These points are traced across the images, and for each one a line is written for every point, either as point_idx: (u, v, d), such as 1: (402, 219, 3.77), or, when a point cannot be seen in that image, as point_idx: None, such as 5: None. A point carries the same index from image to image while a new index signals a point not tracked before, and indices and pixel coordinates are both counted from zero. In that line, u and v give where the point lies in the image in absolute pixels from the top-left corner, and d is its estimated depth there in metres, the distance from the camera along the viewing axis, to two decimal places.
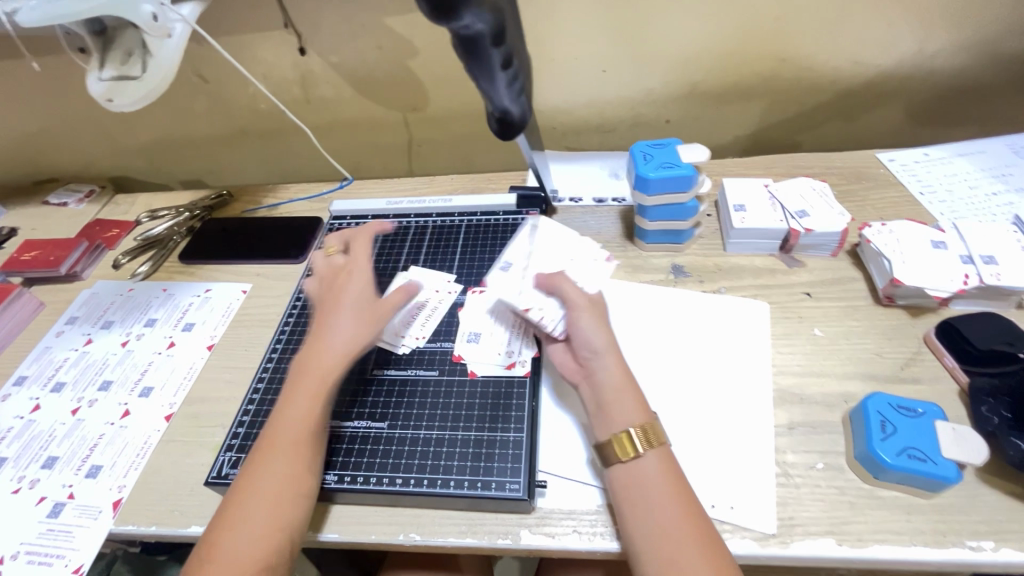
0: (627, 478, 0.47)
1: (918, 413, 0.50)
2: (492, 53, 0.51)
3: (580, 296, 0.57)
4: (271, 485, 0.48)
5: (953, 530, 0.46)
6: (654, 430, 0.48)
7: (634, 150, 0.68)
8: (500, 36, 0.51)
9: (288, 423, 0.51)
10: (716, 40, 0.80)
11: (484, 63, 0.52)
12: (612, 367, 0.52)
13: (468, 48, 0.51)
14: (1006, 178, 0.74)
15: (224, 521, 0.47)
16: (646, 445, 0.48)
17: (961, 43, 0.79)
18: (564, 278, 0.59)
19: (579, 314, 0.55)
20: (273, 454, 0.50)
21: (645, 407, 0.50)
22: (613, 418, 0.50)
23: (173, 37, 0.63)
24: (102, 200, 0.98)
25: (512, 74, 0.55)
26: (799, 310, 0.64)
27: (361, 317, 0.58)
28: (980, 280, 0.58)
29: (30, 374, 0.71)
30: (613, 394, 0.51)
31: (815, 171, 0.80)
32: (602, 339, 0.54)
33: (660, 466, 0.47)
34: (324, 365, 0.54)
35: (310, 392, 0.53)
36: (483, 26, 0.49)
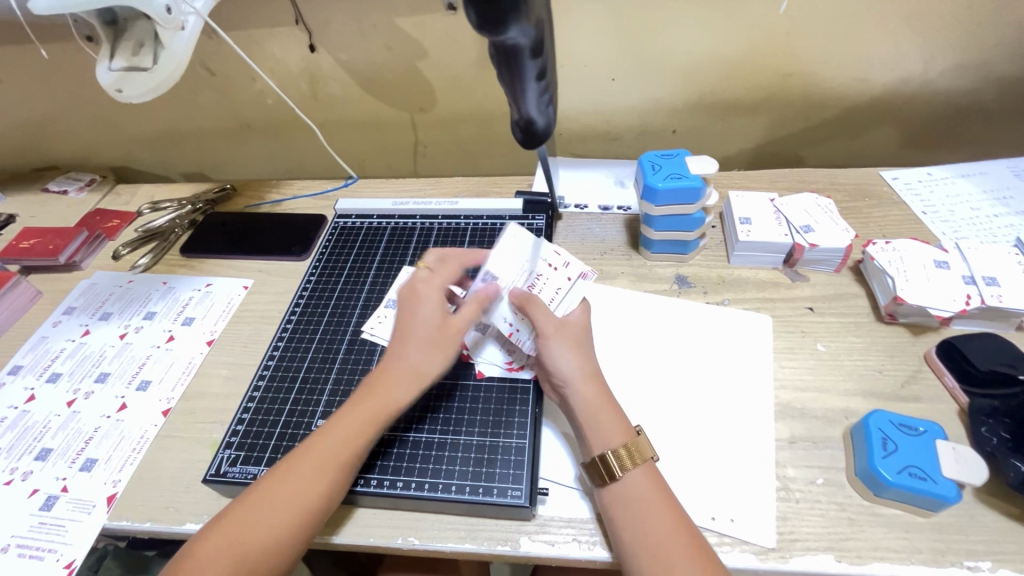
0: (616, 495, 0.47)
1: (919, 432, 0.50)
2: (528, 65, 0.50)
3: (551, 323, 0.55)
4: (297, 497, 0.47)
5: (951, 549, 0.47)
6: (638, 451, 0.48)
7: (643, 159, 0.68)
8: (538, 49, 0.50)
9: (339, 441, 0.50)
10: (725, 53, 0.80)
11: (519, 74, 0.51)
12: (588, 394, 0.52)
13: (505, 57, 0.50)
14: (1007, 201, 0.74)
15: (252, 504, 0.47)
16: (627, 467, 0.48)
17: (966, 66, 0.80)
18: (536, 301, 0.57)
19: (550, 343, 0.54)
20: (303, 467, 0.48)
21: (627, 428, 0.50)
22: (594, 438, 0.50)
23: (185, 30, 0.62)
24: (103, 190, 0.97)
25: (543, 85, 0.54)
26: (802, 324, 0.64)
27: (449, 345, 0.55)
28: (982, 301, 0.59)
29: (25, 364, 0.70)
30: (585, 420, 0.51)
31: (820, 187, 0.80)
32: (572, 367, 0.53)
33: (647, 481, 0.47)
34: (392, 395, 0.52)
35: (365, 420, 0.51)
36: (525, 40, 0.48)
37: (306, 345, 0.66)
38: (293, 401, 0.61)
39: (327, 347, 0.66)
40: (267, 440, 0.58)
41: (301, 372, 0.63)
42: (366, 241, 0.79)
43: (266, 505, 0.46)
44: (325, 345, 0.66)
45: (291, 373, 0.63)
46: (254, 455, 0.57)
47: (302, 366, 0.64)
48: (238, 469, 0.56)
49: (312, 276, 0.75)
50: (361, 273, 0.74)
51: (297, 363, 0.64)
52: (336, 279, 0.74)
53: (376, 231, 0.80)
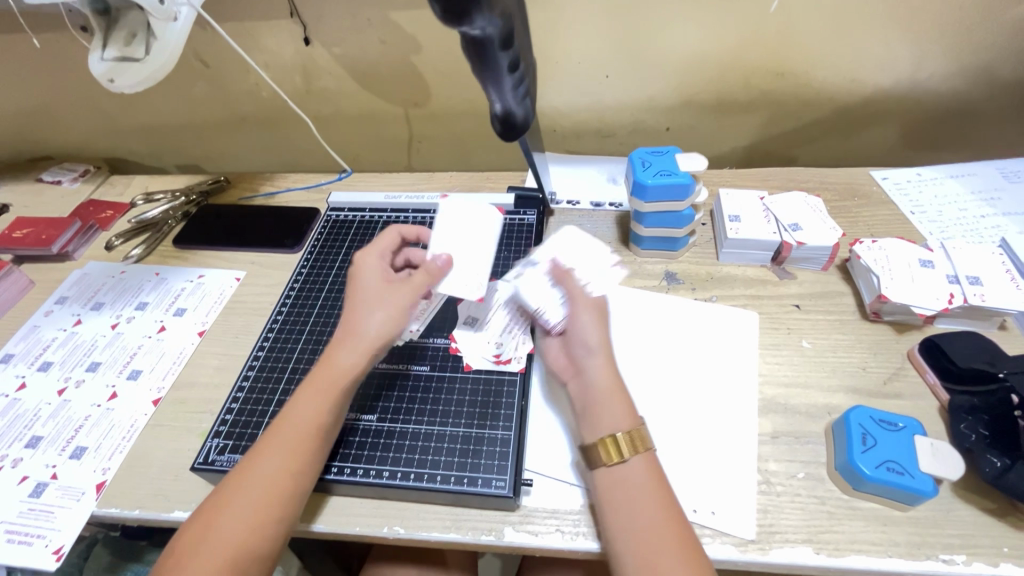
0: (613, 481, 0.48)
1: (898, 427, 0.51)
2: (500, 57, 0.52)
3: (585, 294, 0.55)
4: (270, 478, 0.47)
5: (927, 542, 0.47)
6: (641, 439, 0.48)
7: (633, 156, 0.69)
8: (509, 41, 0.52)
9: (305, 415, 0.51)
10: (718, 52, 0.81)
11: (492, 66, 0.53)
12: (604, 371, 0.52)
13: (477, 52, 0.51)
14: (995, 202, 0.75)
15: (226, 497, 0.47)
16: (629, 452, 0.48)
17: (956, 68, 0.81)
18: (571, 274, 0.57)
19: (579, 313, 0.54)
20: (275, 447, 0.49)
21: (634, 413, 0.50)
22: (600, 421, 0.50)
23: (178, 21, 0.62)
24: (96, 180, 0.97)
25: (518, 77, 0.56)
26: (788, 321, 0.65)
27: (395, 304, 0.54)
28: (965, 300, 0.59)
29: (17, 353, 0.71)
30: (601, 398, 0.51)
31: (810, 186, 0.81)
32: (598, 338, 0.53)
33: (646, 469, 0.47)
34: (346, 363, 0.53)
35: (324, 392, 0.52)
36: (493, 31, 0.49)
37: (296, 336, 0.67)
38: (282, 391, 0.61)
39: (317, 338, 0.66)
40: (256, 429, 0.58)
41: (291, 363, 0.64)
42: (358, 234, 0.79)
43: (241, 491, 0.47)
44: (315, 337, 0.66)
45: (281, 364, 0.64)
46: (242, 444, 0.57)
47: (292, 357, 0.65)
48: (226, 458, 0.56)
49: (303, 268, 0.75)
50: (352, 266, 0.74)
51: (287, 354, 0.65)
52: (328, 271, 0.74)
53: (369, 224, 0.80)
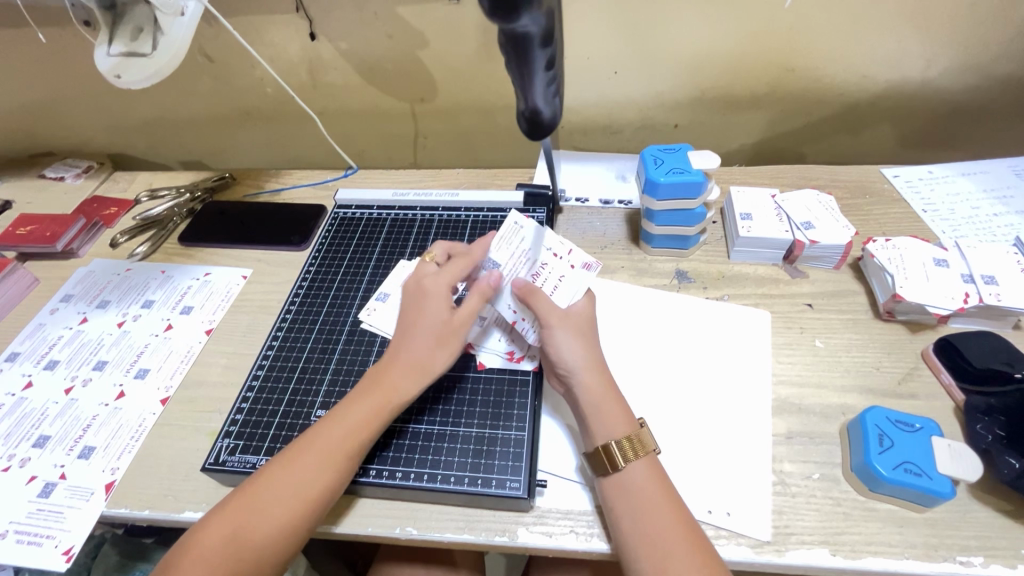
0: (619, 487, 0.47)
1: (915, 428, 0.51)
2: (539, 55, 0.48)
3: (554, 312, 0.55)
4: (306, 486, 0.47)
5: (944, 544, 0.47)
6: (640, 443, 0.49)
7: (645, 154, 0.68)
8: (550, 38, 0.48)
9: (348, 429, 0.50)
10: (728, 48, 0.80)
11: (528, 63, 0.48)
12: (589, 383, 0.52)
13: (515, 45, 0.47)
14: (1007, 200, 0.75)
15: (251, 496, 0.47)
16: (629, 458, 0.48)
17: (969, 64, 0.80)
18: (540, 291, 0.56)
19: (553, 331, 0.54)
20: (313, 455, 0.49)
21: (629, 419, 0.51)
22: (596, 429, 0.50)
23: (185, 16, 0.61)
24: (100, 177, 0.96)
25: (551, 75, 0.51)
26: (801, 320, 0.64)
27: (455, 340, 0.55)
28: (980, 300, 0.59)
29: (23, 351, 0.70)
30: (591, 409, 0.51)
31: (820, 184, 0.80)
32: (577, 357, 0.53)
33: (648, 473, 0.48)
34: (396, 382, 0.53)
35: (374, 408, 0.51)
36: (535, 28, 0.46)
37: (306, 335, 0.66)
38: (292, 391, 0.61)
39: (327, 337, 0.66)
40: (266, 429, 0.58)
41: (301, 362, 0.63)
42: (365, 232, 0.78)
43: (269, 494, 0.47)
44: (324, 336, 0.66)
45: (291, 363, 0.63)
46: (253, 445, 0.57)
47: (302, 356, 0.64)
48: (236, 459, 0.56)
49: (311, 266, 0.74)
50: (360, 264, 0.74)
51: (297, 353, 0.64)
52: (336, 270, 0.73)
53: (376, 222, 0.80)
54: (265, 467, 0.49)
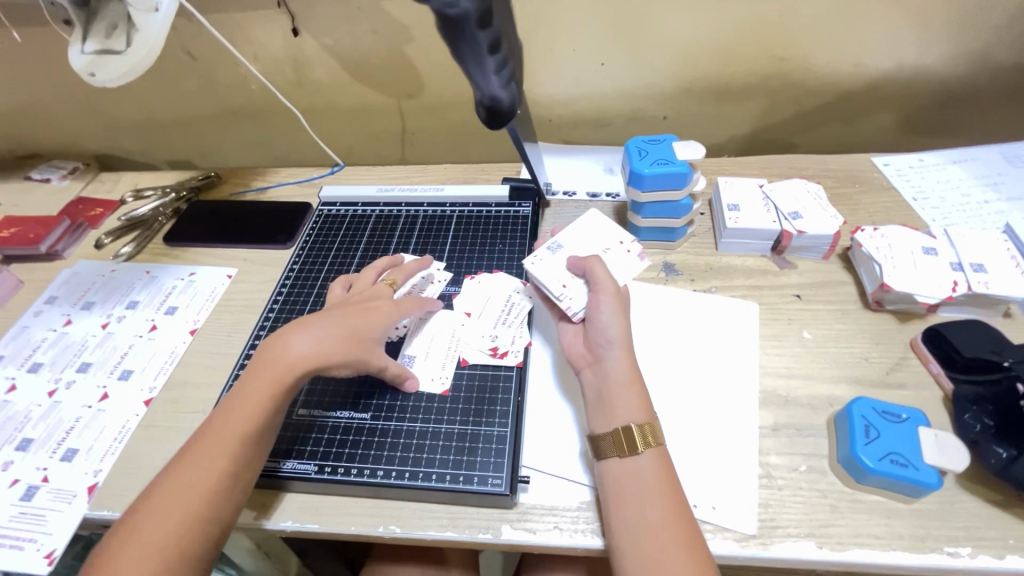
0: (623, 475, 0.47)
1: (902, 419, 0.50)
2: (478, 34, 0.51)
3: (610, 281, 0.56)
4: (200, 477, 0.47)
5: (931, 535, 0.47)
6: (653, 432, 0.48)
7: (630, 145, 0.67)
8: (489, 22, 0.51)
9: (236, 416, 0.49)
10: (715, 37, 0.79)
11: (470, 45, 0.51)
12: (623, 360, 0.52)
13: (456, 34, 0.51)
14: (999, 187, 0.74)
15: (150, 504, 0.46)
16: (641, 446, 0.47)
17: (959, 51, 0.79)
18: (598, 260, 0.57)
19: (602, 299, 0.54)
20: (209, 445, 0.48)
21: (648, 406, 0.50)
22: (617, 408, 0.50)
23: (160, 12, 0.59)
24: (85, 178, 0.95)
25: (501, 60, 0.54)
26: (788, 312, 0.64)
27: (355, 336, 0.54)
28: (969, 288, 0.58)
29: (6, 354, 0.70)
30: (617, 388, 0.50)
31: (810, 173, 0.79)
32: (618, 331, 0.53)
33: (656, 464, 0.47)
34: (282, 356, 0.52)
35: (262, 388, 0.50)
36: (468, 5, 0.48)
37: None
38: None
39: None
40: None
41: None
42: (350, 229, 0.78)
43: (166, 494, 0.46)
44: None
45: None
46: None
47: None
48: None
49: (296, 264, 0.74)
50: (344, 261, 0.73)
51: None
52: (320, 267, 0.73)
53: (361, 218, 0.79)
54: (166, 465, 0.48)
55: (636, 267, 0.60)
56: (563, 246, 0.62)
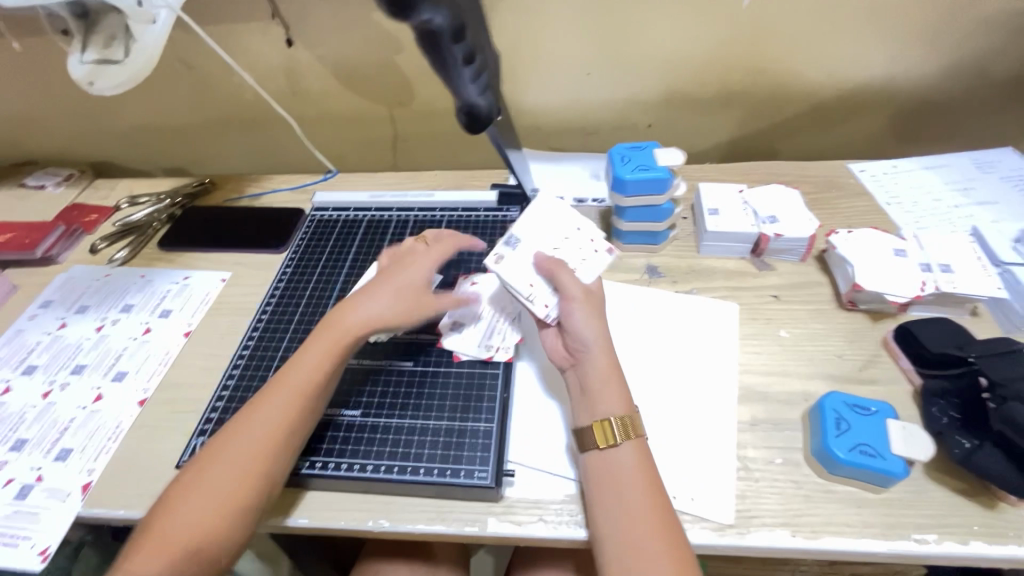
0: (605, 464, 0.49)
1: (871, 411, 0.52)
2: (453, 48, 0.52)
3: (578, 286, 0.56)
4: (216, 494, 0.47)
5: (900, 523, 0.48)
6: (633, 424, 0.50)
7: (613, 151, 0.70)
8: (462, 34, 0.52)
9: (261, 423, 0.51)
10: (696, 48, 0.82)
11: (445, 58, 0.53)
12: (600, 360, 0.53)
13: (430, 44, 0.52)
14: (968, 192, 0.77)
15: (170, 507, 0.47)
16: (622, 437, 0.49)
17: (929, 62, 0.82)
18: (564, 267, 0.57)
19: (574, 305, 0.55)
20: (225, 464, 0.49)
21: (628, 399, 0.52)
22: (597, 404, 0.51)
23: (156, 24, 0.61)
24: (81, 184, 0.97)
25: (475, 69, 0.55)
26: (766, 312, 0.66)
27: (409, 308, 0.57)
28: (936, 287, 0.61)
29: (1, 357, 0.71)
30: (596, 385, 0.52)
31: (789, 179, 0.82)
32: (593, 334, 0.54)
33: (636, 455, 0.49)
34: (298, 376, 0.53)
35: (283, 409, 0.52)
36: (442, 21, 0.50)
37: (281, 335, 0.67)
38: None
39: (302, 335, 0.67)
40: None
41: (276, 361, 0.64)
42: (342, 233, 0.79)
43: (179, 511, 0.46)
44: (300, 333, 0.67)
45: (266, 362, 0.64)
46: None
47: (277, 355, 0.65)
48: None
49: (288, 267, 0.75)
50: (336, 264, 0.75)
51: (272, 352, 0.65)
52: (313, 271, 0.74)
53: (353, 223, 0.81)
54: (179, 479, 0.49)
55: (603, 262, 0.60)
56: (522, 241, 0.60)
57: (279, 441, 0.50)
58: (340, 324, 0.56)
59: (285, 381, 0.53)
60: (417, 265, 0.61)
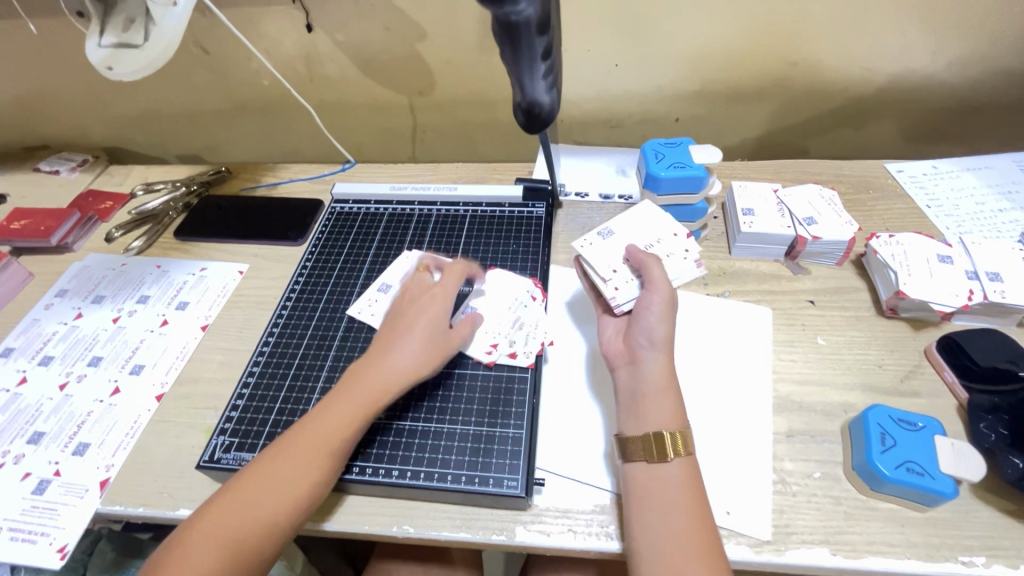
0: (650, 478, 0.47)
1: (917, 427, 0.50)
2: (535, 44, 0.49)
3: (665, 283, 0.55)
4: (236, 524, 0.45)
5: (946, 544, 0.47)
6: (684, 441, 0.48)
7: (646, 148, 0.67)
8: (546, 26, 0.49)
9: (291, 465, 0.48)
10: (731, 41, 0.79)
11: (524, 53, 0.50)
12: (662, 365, 0.51)
13: (510, 37, 0.49)
14: (1012, 196, 0.73)
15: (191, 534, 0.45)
16: (675, 454, 0.47)
17: (975, 59, 0.79)
18: (655, 261, 0.57)
19: (653, 298, 0.54)
20: (248, 496, 0.46)
21: (681, 415, 0.49)
22: (646, 416, 0.49)
23: (177, 6, 0.59)
24: (95, 170, 0.95)
25: (549, 65, 0.53)
26: (802, 317, 0.64)
27: (438, 354, 0.55)
28: (985, 297, 0.58)
29: (16, 347, 0.69)
30: (649, 393, 0.50)
31: (823, 179, 0.79)
32: (663, 333, 0.53)
33: (682, 475, 0.47)
34: (326, 422, 0.50)
35: (311, 455, 0.48)
36: (531, 14, 0.47)
37: (302, 331, 0.65)
38: (287, 389, 0.60)
39: (323, 333, 0.65)
40: (262, 426, 0.57)
41: (297, 358, 0.63)
42: (363, 226, 0.77)
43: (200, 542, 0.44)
44: (321, 331, 0.65)
45: (287, 359, 0.63)
46: (248, 442, 0.56)
47: (298, 352, 0.63)
48: (232, 456, 0.55)
49: (308, 262, 0.74)
50: (357, 259, 0.73)
51: (292, 350, 0.64)
52: (333, 265, 0.73)
53: (374, 216, 0.79)
54: (212, 499, 0.47)
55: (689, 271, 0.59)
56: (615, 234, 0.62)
57: (305, 494, 0.47)
58: (368, 377, 0.53)
59: (312, 434, 0.50)
60: (429, 307, 0.58)
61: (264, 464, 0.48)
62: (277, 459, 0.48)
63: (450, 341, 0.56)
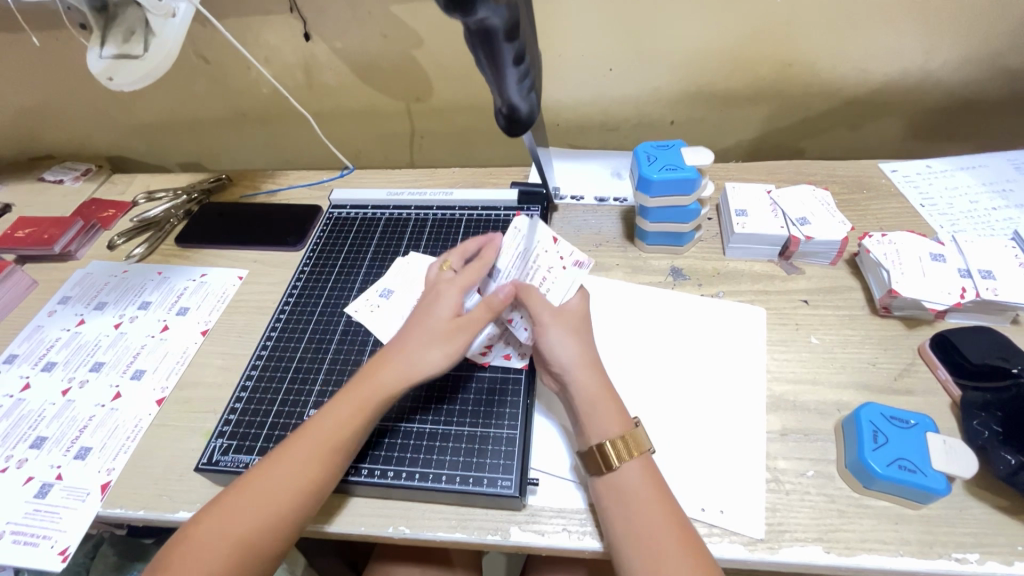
0: (610, 486, 0.47)
1: (910, 424, 0.50)
2: (505, 49, 0.50)
3: (545, 310, 0.55)
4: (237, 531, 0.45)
5: (940, 541, 0.47)
6: (634, 440, 0.49)
7: (638, 150, 0.68)
8: (516, 32, 0.50)
9: (293, 471, 0.48)
10: (724, 44, 0.80)
11: (495, 58, 0.51)
12: (585, 383, 0.52)
13: (481, 43, 0.49)
14: (1006, 194, 0.74)
15: (183, 547, 0.45)
16: (624, 458, 0.48)
17: (968, 58, 0.79)
18: (534, 291, 0.56)
19: (549, 329, 0.54)
20: (245, 506, 0.46)
21: (623, 418, 0.50)
22: (590, 429, 0.50)
23: (176, 16, 0.61)
24: (99, 179, 0.97)
25: (524, 69, 0.53)
26: (796, 317, 0.64)
27: (458, 342, 0.54)
28: (977, 295, 0.58)
29: (20, 353, 0.70)
30: (585, 407, 0.51)
31: (817, 179, 0.80)
32: (571, 355, 0.53)
33: (642, 473, 0.47)
34: (326, 424, 0.51)
35: (312, 458, 0.49)
36: (498, 21, 0.47)
37: (300, 334, 0.66)
38: (285, 392, 0.61)
39: (320, 337, 0.66)
40: (260, 429, 0.58)
41: (295, 362, 0.64)
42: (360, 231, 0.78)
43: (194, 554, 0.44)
44: (318, 335, 0.66)
45: (285, 362, 0.64)
46: (246, 444, 0.57)
47: (296, 355, 0.64)
48: (230, 458, 0.56)
49: (306, 267, 0.75)
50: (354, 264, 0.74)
51: (290, 353, 0.64)
52: (330, 269, 0.74)
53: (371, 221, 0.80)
54: (202, 512, 0.47)
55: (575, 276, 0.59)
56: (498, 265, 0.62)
57: (306, 498, 0.48)
58: (373, 378, 0.53)
59: (311, 435, 0.50)
60: (445, 297, 0.57)
61: (260, 472, 0.48)
62: (275, 468, 0.48)
63: (468, 324, 0.54)
